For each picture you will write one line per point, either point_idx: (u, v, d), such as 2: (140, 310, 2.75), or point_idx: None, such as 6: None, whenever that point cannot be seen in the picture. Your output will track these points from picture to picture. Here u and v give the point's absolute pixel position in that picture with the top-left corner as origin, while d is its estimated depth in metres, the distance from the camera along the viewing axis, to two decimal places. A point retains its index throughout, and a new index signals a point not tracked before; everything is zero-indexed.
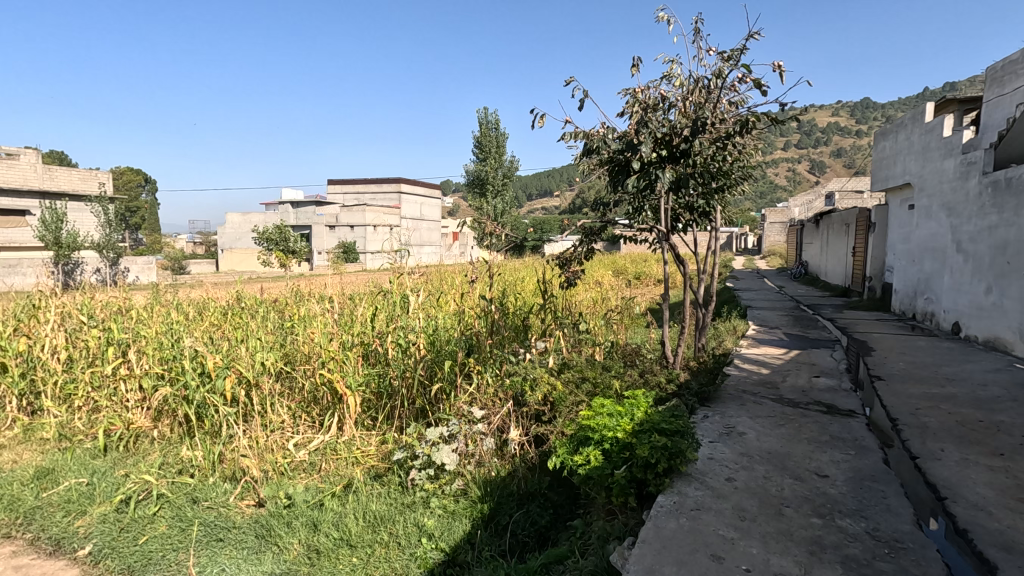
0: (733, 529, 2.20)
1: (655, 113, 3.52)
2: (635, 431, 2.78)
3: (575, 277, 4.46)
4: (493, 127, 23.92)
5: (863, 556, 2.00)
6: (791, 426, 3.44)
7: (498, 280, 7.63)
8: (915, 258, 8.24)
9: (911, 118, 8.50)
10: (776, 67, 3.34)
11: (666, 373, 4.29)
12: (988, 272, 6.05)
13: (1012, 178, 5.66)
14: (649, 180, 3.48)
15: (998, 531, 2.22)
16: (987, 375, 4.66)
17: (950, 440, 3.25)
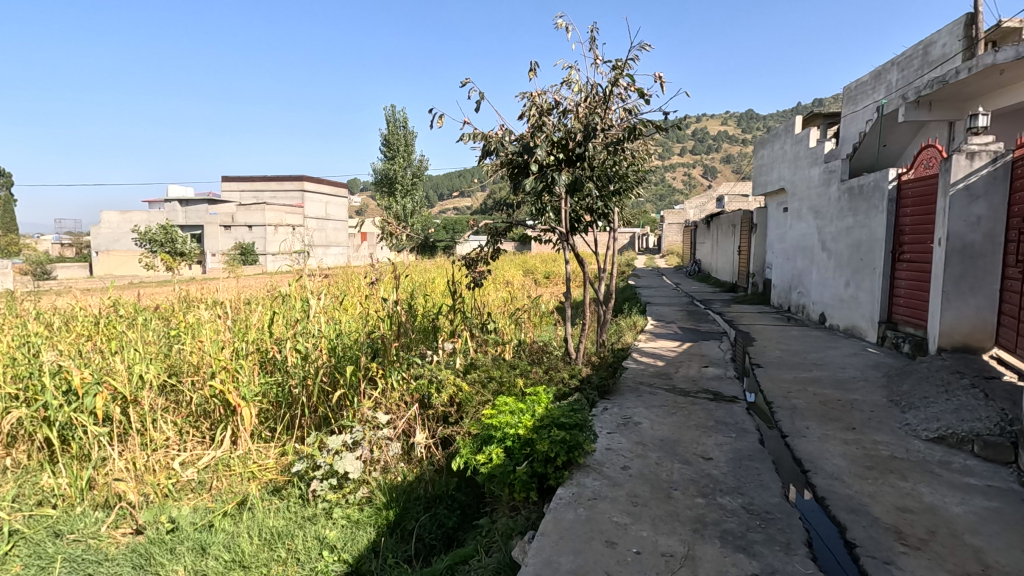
0: (627, 514, 2.31)
1: (551, 117, 3.62)
2: (536, 427, 2.83)
3: (482, 277, 4.49)
4: (402, 126, 23.46)
5: (738, 529, 2.19)
6: (681, 413, 3.69)
7: (407, 281, 7.50)
8: (789, 256, 9.13)
9: (784, 129, 9.42)
10: (658, 78, 3.55)
11: (569, 369, 4.44)
12: (847, 268, 6.83)
13: (863, 185, 6.45)
14: (546, 182, 3.58)
15: (849, 496, 2.52)
16: (846, 360, 5.27)
17: (814, 418, 3.64)
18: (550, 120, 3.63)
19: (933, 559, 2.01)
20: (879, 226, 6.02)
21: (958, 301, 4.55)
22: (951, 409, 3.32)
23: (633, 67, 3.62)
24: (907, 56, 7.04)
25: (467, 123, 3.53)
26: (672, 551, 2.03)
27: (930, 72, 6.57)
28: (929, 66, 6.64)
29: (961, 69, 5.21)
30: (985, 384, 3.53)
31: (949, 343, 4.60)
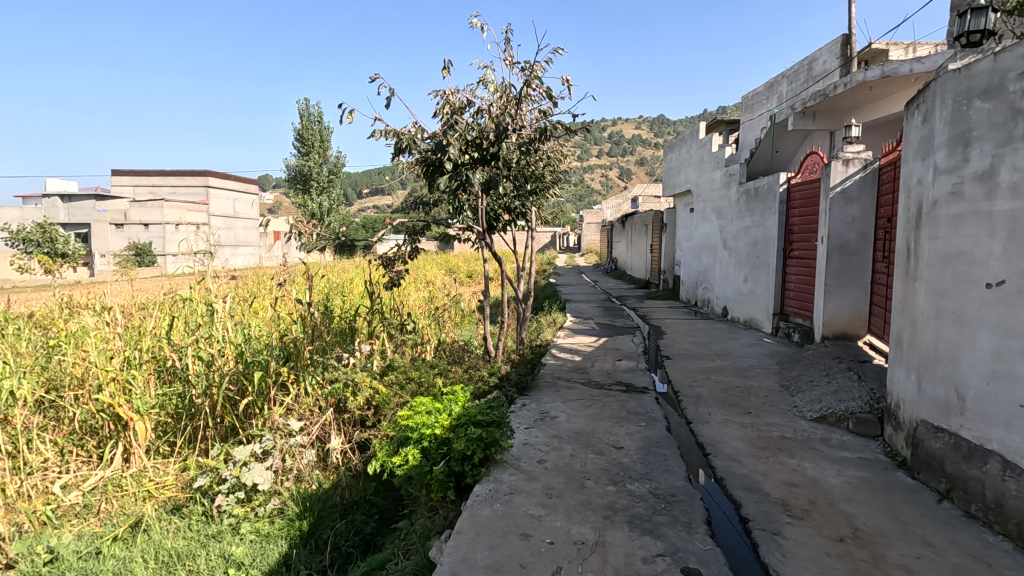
0: (541, 506, 2.37)
1: (464, 116, 3.62)
2: (452, 426, 2.82)
3: (400, 277, 4.40)
4: (317, 120, 22.47)
5: (646, 513, 2.31)
6: (596, 406, 3.82)
7: (322, 283, 7.22)
8: (696, 254, 9.71)
9: (690, 134, 10.01)
10: (565, 80, 3.65)
11: (489, 367, 4.47)
12: (745, 264, 7.36)
13: (758, 188, 6.99)
14: (460, 181, 3.56)
15: (744, 475, 2.73)
16: (745, 349, 5.69)
17: (715, 405, 3.90)
18: (463, 119, 3.62)
19: (813, 527, 2.22)
20: (772, 226, 6.55)
21: (838, 294, 5.05)
22: (831, 391, 3.68)
23: (546, 69, 3.70)
24: (795, 70, 7.74)
25: (378, 119, 3.44)
26: (584, 539, 2.11)
27: (813, 86, 7.23)
28: (813, 81, 7.31)
29: (838, 84, 5.76)
30: (859, 367, 3.94)
31: (831, 331, 5.09)
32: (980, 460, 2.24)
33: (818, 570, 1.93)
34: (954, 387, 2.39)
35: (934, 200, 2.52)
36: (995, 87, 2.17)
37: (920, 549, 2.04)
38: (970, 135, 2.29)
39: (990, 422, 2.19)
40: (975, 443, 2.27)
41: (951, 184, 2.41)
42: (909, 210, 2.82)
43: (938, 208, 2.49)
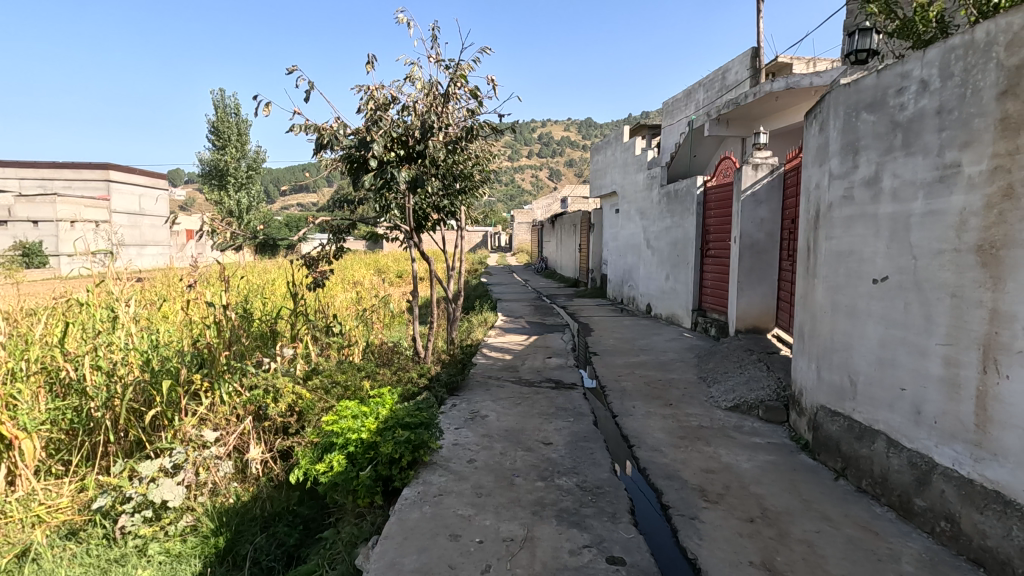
0: (471, 506, 2.37)
1: (389, 112, 3.54)
2: (379, 429, 2.76)
3: (324, 278, 4.25)
4: (234, 112, 21.16)
5: (573, 506, 2.36)
6: (526, 403, 3.87)
7: (240, 284, 6.83)
8: (621, 253, 10.05)
9: (615, 137, 10.35)
10: (491, 80, 3.66)
11: (418, 368, 4.41)
12: (667, 263, 7.70)
13: (677, 190, 7.34)
14: (385, 179, 3.48)
15: (665, 464, 2.86)
16: (667, 344, 5.96)
17: (639, 398, 4.05)
18: (387, 116, 3.54)
19: (727, 510, 2.36)
20: (690, 226, 6.90)
21: (749, 290, 5.40)
22: (743, 381, 3.93)
23: (472, 69, 3.69)
24: (710, 79, 8.20)
25: (297, 112, 3.30)
26: (513, 535, 2.12)
27: (726, 95, 7.68)
28: (726, 90, 7.77)
29: (748, 94, 6.16)
30: (767, 358, 4.24)
31: (744, 325, 5.44)
32: (869, 439, 2.46)
33: (731, 550, 2.06)
34: (848, 374, 2.61)
35: (829, 203, 2.75)
36: (878, 101, 2.39)
37: (820, 524, 2.22)
38: (859, 144, 2.52)
39: (877, 405, 2.42)
40: (865, 424, 2.50)
41: (843, 188, 2.64)
42: (809, 212, 3.06)
43: (832, 210, 2.72)
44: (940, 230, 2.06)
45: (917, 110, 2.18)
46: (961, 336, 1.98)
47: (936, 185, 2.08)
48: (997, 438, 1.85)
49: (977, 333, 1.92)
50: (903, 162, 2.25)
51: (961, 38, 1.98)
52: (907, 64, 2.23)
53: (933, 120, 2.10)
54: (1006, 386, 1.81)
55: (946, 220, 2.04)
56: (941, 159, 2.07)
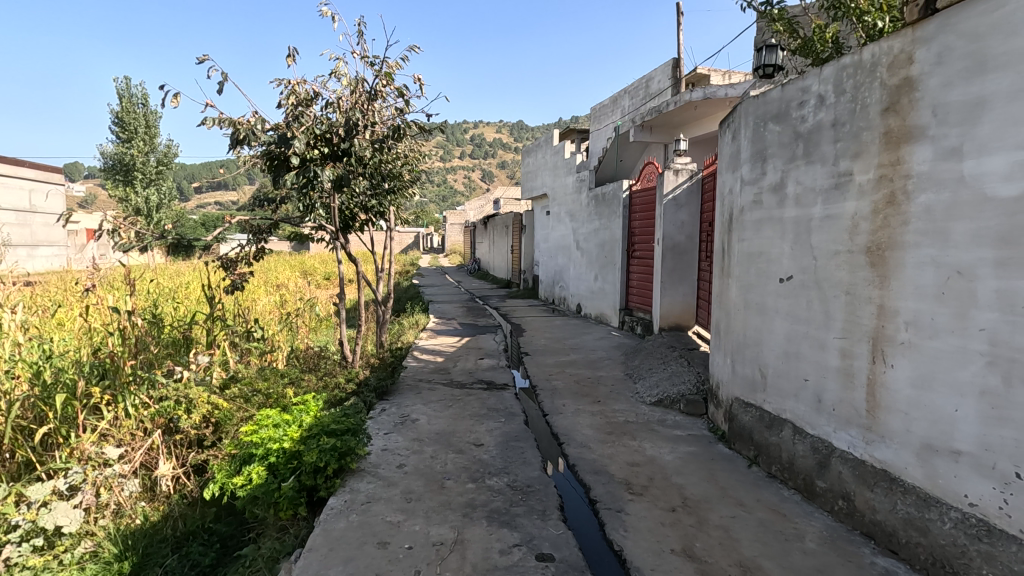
0: (400, 512, 2.32)
1: (311, 109, 3.41)
2: (303, 437, 2.64)
3: (243, 281, 4.03)
4: (142, 102, 19.54)
5: (503, 506, 2.37)
6: (458, 405, 3.85)
7: (149, 288, 6.35)
8: (552, 254, 10.22)
9: (545, 140, 10.53)
10: (418, 80, 3.61)
11: (346, 374, 4.28)
12: (596, 264, 7.91)
13: (604, 194, 7.57)
14: (307, 178, 3.31)
15: (593, 460, 2.93)
16: (595, 343, 6.13)
17: (569, 396, 4.14)
18: (309, 112, 3.41)
19: (650, 501, 2.45)
20: (617, 228, 7.13)
21: (671, 290, 5.65)
22: (666, 376, 4.11)
23: (399, 67, 3.63)
24: (634, 87, 8.53)
25: (209, 105, 3.11)
26: (442, 539, 2.10)
27: (650, 103, 8.02)
28: (649, 98, 8.10)
29: (669, 103, 6.45)
30: (688, 354, 4.45)
31: (666, 323, 5.69)
32: (777, 428, 2.64)
33: (654, 539, 2.14)
34: (759, 367, 2.79)
35: (741, 207, 2.93)
36: (783, 113, 2.57)
37: (735, 509, 2.35)
38: (767, 152, 2.70)
39: (784, 395, 2.60)
40: (774, 414, 2.68)
41: (753, 194, 2.82)
42: (723, 216, 3.24)
43: (744, 214, 2.90)
44: (836, 233, 2.25)
45: (816, 122, 2.37)
46: (855, 329, 2.16)
47: (832, 191, 2.27)
48: (885, 422, 2.04)
49: (868, 326, 2.10)
50: (804, 170, 2.44)
51: (851, 58, 2.16)
52: (806, 80, 2.42)
53: (830, 131, 2.29)
54: (891, 374, 1.99)
55: (841, 224, 2.22)
56: (836, 168, 2.25)
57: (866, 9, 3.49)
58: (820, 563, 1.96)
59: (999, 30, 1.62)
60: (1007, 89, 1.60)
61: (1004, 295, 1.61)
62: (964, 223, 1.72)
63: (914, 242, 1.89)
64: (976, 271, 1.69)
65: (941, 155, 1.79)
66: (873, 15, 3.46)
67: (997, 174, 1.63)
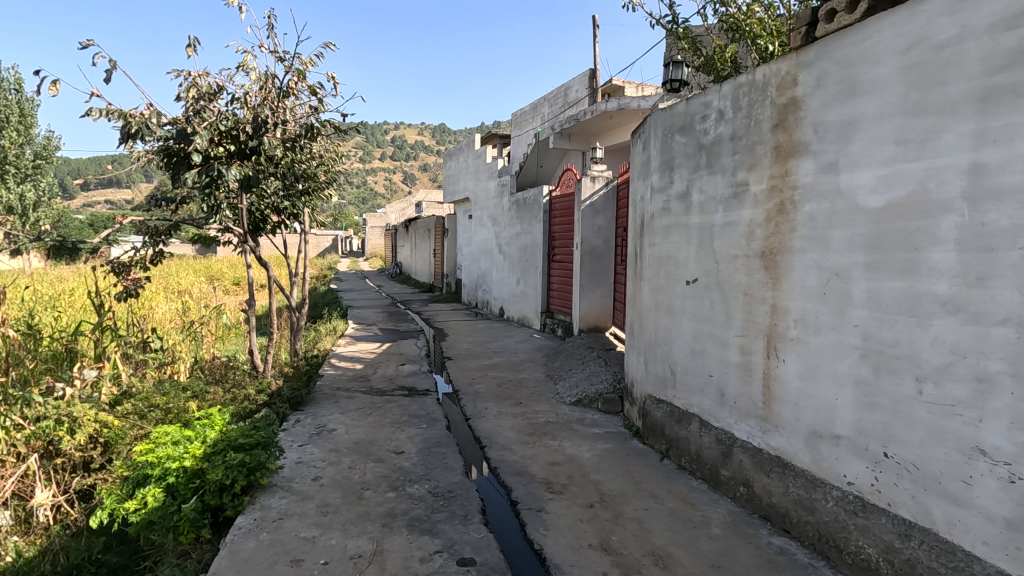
0: (315, 526, 2.22)
1: (215, 103, 3.20)
2: (207, 454, 2.47)
3: (137, 286, 3.69)
4: (14, 87, 17.38)
5: (425, 514, 2.34)
6: (377, 413, 3.75)
7: (24, 296, 5.67)
8: (474, 258, 10.24)
9: (466, 144, 10.54)
10: (331, 78, 3.50)
11: (256, 384, 4.04)
12: (518, 267, 8.00)
13: (525, 199, 7.68)
14: (211, 177, 3.08)
15: (514, 462, 2.96)
16: (518, 345, 6.21)
17: (491, 399, 4.16)
18: (212, 107, 3.18)
19: (569, 499, 2.51)
20: (538, 233, 7.27)
21: (590, 292, 5.84)
22: (585, 376, 4.23)
23: (313, 64, 3.51)
24: (553, 95, 8.75)
25: (95, 94, 2.83)
26: (361, 552, 2.04)
27: (568, 111, 8.26)
28: (568, 106, 8.33)
29: (586, 112, 6.66)
30: (606, 354, 4.61)
31: (585, 325, 5.87)
32: (686, 422, 2.79)
33: (573, 536, 2.20)
34: (669, 365, 2.95)
35: (652, 213, 3.09)
36: (688, 126, 2.74)
37: (648, 502, 2.47)
38: (674, 162, 2.86)
39: (691, 391, 2.76)
40: (683, 409, 2.83)
41: (662, 201, 2.97)
42: (636, 221, 3.40)
43: (654, 220, 3.05)
44: (735, 239, 2.43)
45: (717, 135, 2.54)
46: (752, 327, 2.34)
47: (731, 200, 2.45)
48: (778, 412, 2.22)
49: (763, 324, 2.28)
50: (707, 180, 2.61)
51: (746, 77, 2.35)
52: (708, 95, 2.59)
53: (729, 144, 2.46)
54: (783, 368, 2.18)
55: (739, 230, 2.40)
56: (735, 178, 2.43)
57: (759, 33, 3.85)
58: (724, 546, 2.10)
59: (866, 59, 1.82)
60: (874, 112, 1.80)
61: (873, 295, 1.81)
62: (841, 230, 1.92)
63: (801, 247, 2.08)
64: (851, 273, 1.88)
65: (822, 169, 1.99)
66: (764, 38, 3.84)
67: (867, 187, 1.83)
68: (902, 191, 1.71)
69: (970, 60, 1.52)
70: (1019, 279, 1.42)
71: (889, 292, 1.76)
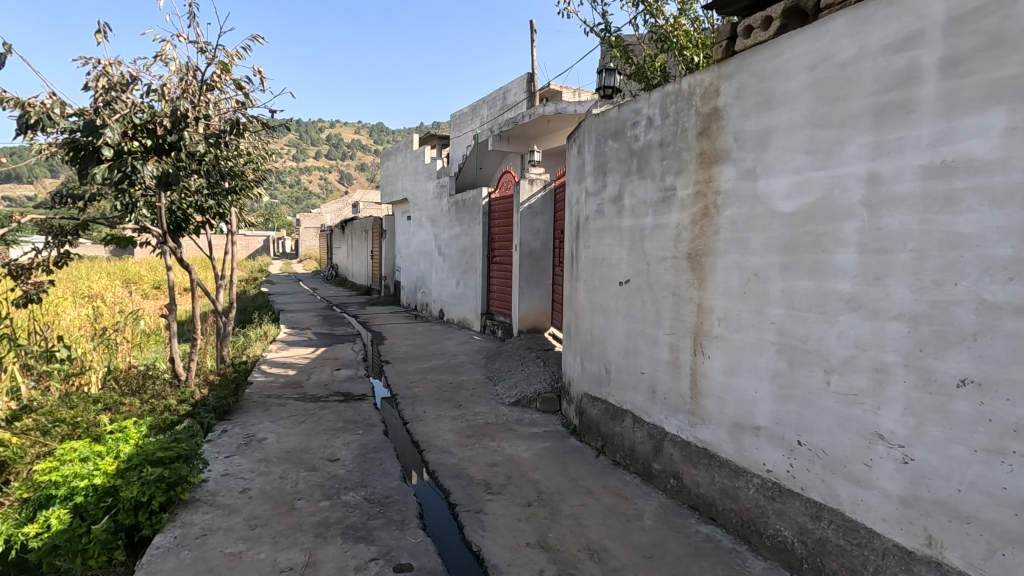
0: (242, 541, 2.12)
1: (128, 94, 3.00)
2: (120, 471, 2.31)
3: (38, 291, 3.39)
4: None
5: (360, 521, 2.29)
6: (311, 420, 3.63)
7: None
8: (413, 259, 10.10)
9: (404, 144, 10.40)
10: (258, 72, 3.36)
11: (178, 394, 3.81)
12: (457, 269, 7.97)
13: (465, 201, 7.67)
14: (124, 172, 2.86)
15: (453, 464, 2.95)
16: (457, 347, 6.19)
17: (430, 402, 4.12)
18: (125, 98, 2.99)
19: (508, 499, 2.53)
20: (477, 234, 7.27)
21: (529, 294, 5.91)
22: (524, 376, 4.27)
23: (238, 57, 3.36)
24: (492, 97, 8.79)
25: None
26: (292, 564, 1.97)
27: (506, 114, 8.33)
28: (506, 109, 8.39)
29: (524, 115, 6.73)
30: (544, 355, 4.68)
31: (524, 326, 5.93)
32: (620, 418, 2.88)
33: (510, 535, 2.21)
34: (603, 363, 3.03)
35: (586, 216, 3.16)
36: (620, 131, 2.83)
37: (584, 498, 2.53)
38: (607, 166, 2.95)
39: (625, 388, 2.85)
40: (617, 406, 2.92)
41: (596, 204, 3.06)
42: (572, 223, 3.47)
43: (589, 222, 3.13)
44: (663, 241, 2.53)
45: (646, 141, 2.64)
46: (680, 326, 2.44)
47: (660, 204, 2.55)
48: (705, 406, 2.33)
49: (690, 323, 2.39)
50: (637, 184, 2.70)
51: (673, 86, 2.45)
52: (638, 103, 2.69)
53: (658, 150, 2.56)
54: (708, 364, 2.29)
55: (667, 232, 2.50)
56: (663, 182, 2.53)
57: (685, 45, 4.06)
58: (655, 537, 2.18)
59: (779, 74, 1.95)
60: (787, 123, 1.93)
61: (787, 294, 1.94)
62: (759, 233, 2.04)
63: (723, 249, 2.19)
64: (768, 273, 2.01)
65: (741, 175, 2.11)
66: (691, 50, 4.04)
67: (781, 193, 1.95)
68: (811, 197, 1.85)
69: (867, 78, 1.66)
70: (910, 278, 1.56)
71: (801, 292, 1.89)
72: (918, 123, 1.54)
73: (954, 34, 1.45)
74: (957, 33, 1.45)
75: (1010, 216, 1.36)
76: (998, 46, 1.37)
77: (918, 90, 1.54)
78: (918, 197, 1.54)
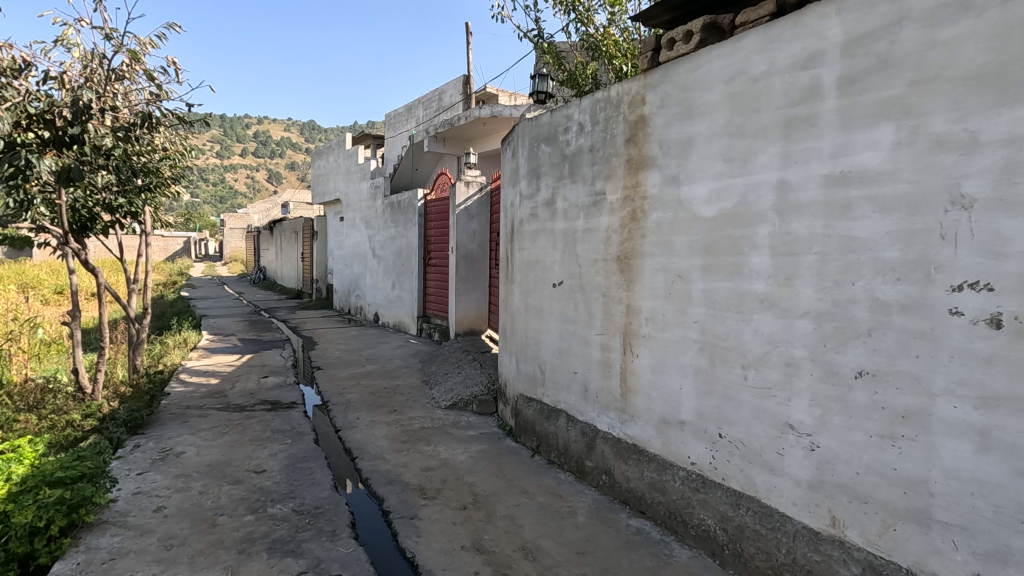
0: (156, 563, 1.98)
1: (21, 81, 2.73)
2: (11, 495, 2.10)
3: None
4: None
5: (288, 534, 2.20)
6: (235, 431, 3.45)
7: None
8: (346, 262, 9.82)
9: (336, 143, 10.10)
10: (172, 62, 3.16)
11: (83, 408, 3.51)
12: (392, 271, 7.82)
13: (400, 202, 7.55)
14: (16, 167, 2.60)
15: (387, 471, 2.89)
16: (392, 352, 6.07)
17: (364, 408, 4.02)
18: (17, 85, 2.73)
19: (443, 503, 2.51)
20: (413, 236, 7.17)
21: (465, 296, 5.89)
22: (460, 379, 4.25)
23: (150, 46, 3.16)
24: (427, 98, 8.71)
25: None
26: None
27: (442, 115, 8.28)
28: (442, 110, 8.34)
29: (460, 117, 6.71)
30: (481, 357, 4.67)
31: (461, 328, 5.90)
32: (554, 418, 2.93)
33: (446, 539, 2.20)
34: (538, 364, 3.07)
35: (521, 218, 3.20)
36: (552, 136, 2.89)
37: (519, 498, 2.55)
38: (540, 170, 3.00)
39: (559, 387, 2.90)
40: (552, 405, 2.96)
41: (531, 207, 3.10)
42: (507, 225, 3.49)
43: (523, 225, 3.16)
44: (594, 243, 2.60)
45: (578, 146, 2.70)
46: (611, 326, 2.52)
47: (592, 208, 2.61)
48: (634, 404, 2.41)
49: (620, 323, 2.47)
50: (570, 188, 2.76)
51: (603, 93, 2.53)
52: (570, 108, 2.75)
53: (588, 155, 2.63)
54: (637, 362, 2.37)
55: (598, 235, 2.58)
56: (594, 187, 2.60)
57: (614, 54, 4.20)
58: (587, 533, 2.23)
59: (699, 85, 2.06)
60: (706, 132, 2.03)
61: (708, 294, 2.04)
62: (681, 236, 2.14)
63: (650, 251, 2.28)
64: (691, 274, 2.10)
65: (666, 181, 2.20)
66: (619, 59, 4.19)
67: (701, 199, 2.06)
68: (728, 203, 1.96)
69: (776, 93, 1.79)
70: (815, 279, 1.69)
71: (721, 292, 1.99)
72: (821, 135, 1.66)
73: (850, 55, 1.59)
74: (853, 55, 1.58)
75: (897, 222, 1.49)
76: (887, 68, 1.51)
77: (820, 105, 1.67)
78: (821, 204, 1.67)
